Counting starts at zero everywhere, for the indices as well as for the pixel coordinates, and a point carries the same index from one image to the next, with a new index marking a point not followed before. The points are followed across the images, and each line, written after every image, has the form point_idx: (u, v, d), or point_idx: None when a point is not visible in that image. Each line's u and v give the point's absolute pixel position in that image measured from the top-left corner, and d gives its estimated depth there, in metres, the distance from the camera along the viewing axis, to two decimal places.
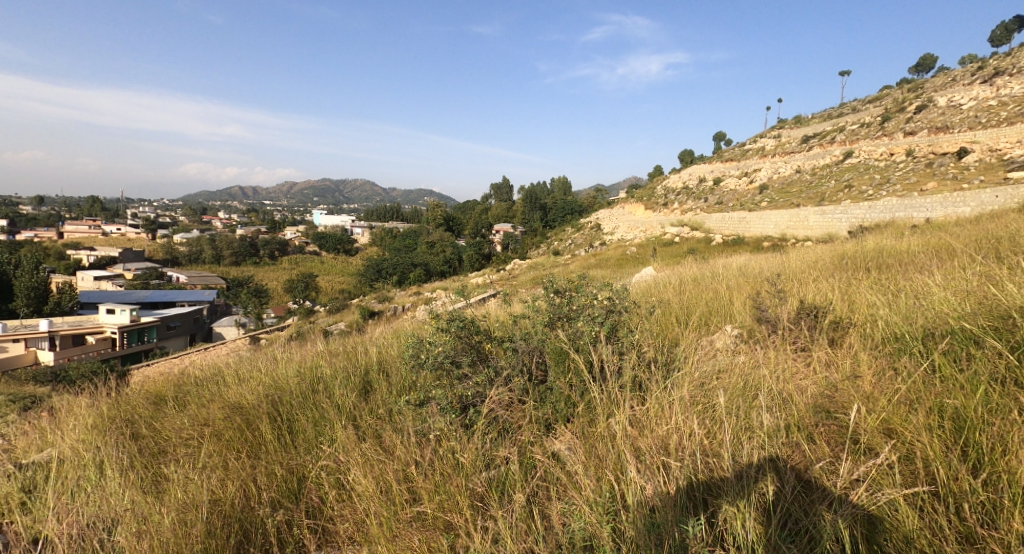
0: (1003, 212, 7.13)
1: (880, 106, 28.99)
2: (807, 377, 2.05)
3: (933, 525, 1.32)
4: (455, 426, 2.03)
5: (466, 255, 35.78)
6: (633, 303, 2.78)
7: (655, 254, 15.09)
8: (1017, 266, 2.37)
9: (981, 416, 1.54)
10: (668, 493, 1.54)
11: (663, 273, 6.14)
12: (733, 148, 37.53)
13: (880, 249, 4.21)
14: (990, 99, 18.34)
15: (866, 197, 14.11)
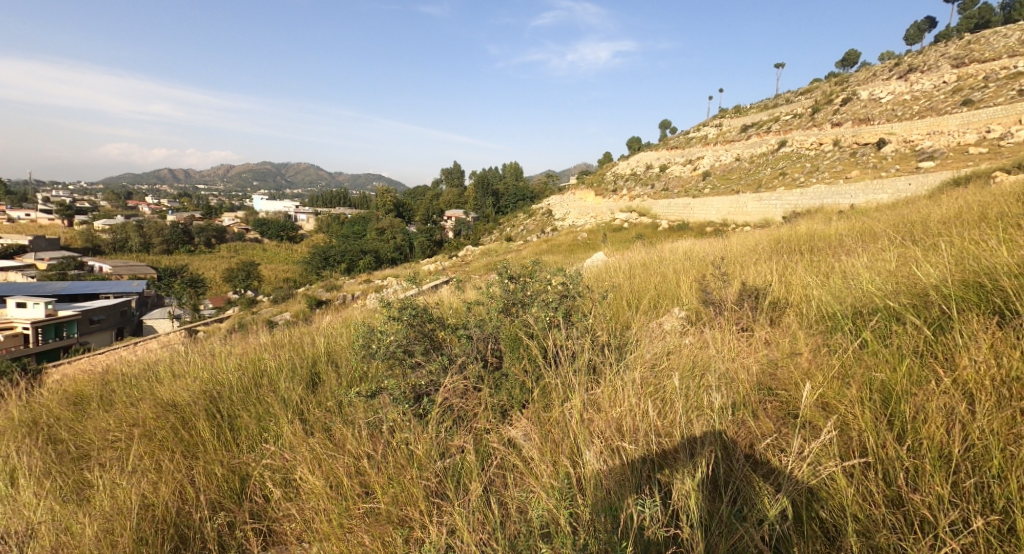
0: (912, 199, 7.89)
1: (810, 97, 31.04)
2: (750, 355, 2.18)
3: (864, 492, 1.43)
4: (408, 416, 2.01)
5: (418, 242, 35.25)
6: (586, 288, 2.83)
7: (605, 240, 15.48)
8: (931, 247, 2.61)
9: (904, 387, 1.69)
10: (623, 475, 1.60)
11: (613, 258, 6.31)
12: (679, 136, 39.03)
13: (812, 233, 4.51)
14: (905, 93, 20.18)
15: (798, 183, 15.12)
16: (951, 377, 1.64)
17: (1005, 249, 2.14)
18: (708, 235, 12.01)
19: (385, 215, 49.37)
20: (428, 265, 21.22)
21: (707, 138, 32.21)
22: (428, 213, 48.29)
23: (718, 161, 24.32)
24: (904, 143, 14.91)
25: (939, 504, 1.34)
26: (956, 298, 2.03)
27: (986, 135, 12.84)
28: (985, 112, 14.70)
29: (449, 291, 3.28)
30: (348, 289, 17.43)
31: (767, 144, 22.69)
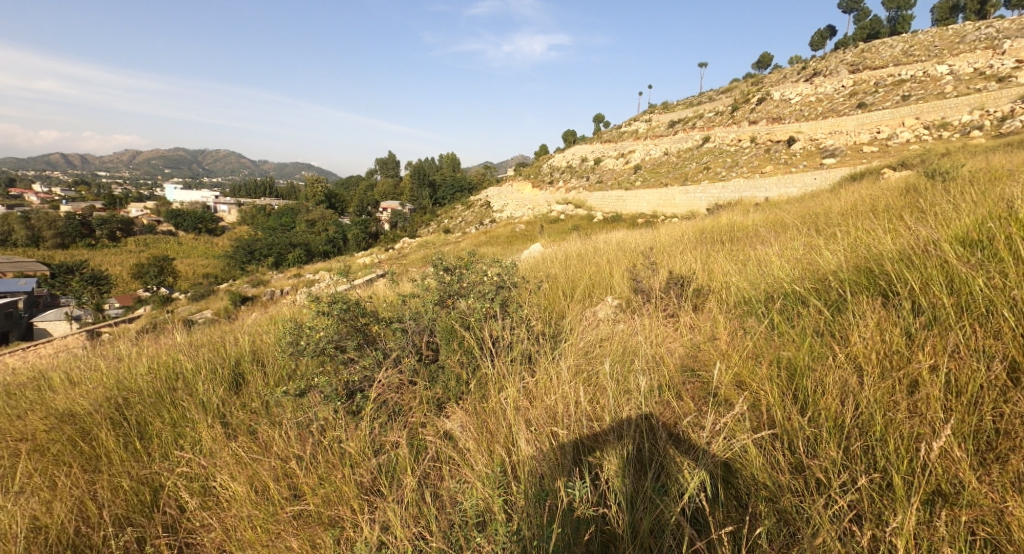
0: (808, 195, 8.73)
1: (729, 96, 33.22)
2: (675, 339, 2.31)
3: (773, 460, 1.57)
4: (340, 413, 1.95)
5: (352, 234, 34.07)
6: (521, 279, 2.86)
7: (542, 231, 15.73)
8: (831, 236, 2.88)
9: (806, 362, 1.86)
10: (556, 461, 1.64)
11: (548, 249, 6.43)
12: (612, 130, 40.42)
13: (730, 224, 4.84)
14: (811, 95, 22.12)
15: (720, 177, 16.15)
16: (845, 352, 1.82)
17: (889, 238, 2.40)
18: (639, 226, 12.54)
19: (317, 206, 47.11)
20: (364, 258, 20.52)
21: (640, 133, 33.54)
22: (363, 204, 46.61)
23: (649, 155, 25.38)
24: (810, 141, 16.35)
25: (834, 467, 1.48)
26: (850, 282, 2.25)
27: (876, 135, 14.38)
28: (876, 115, 16.45)
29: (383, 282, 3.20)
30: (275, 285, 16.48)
31: (693, 139, 23.99)
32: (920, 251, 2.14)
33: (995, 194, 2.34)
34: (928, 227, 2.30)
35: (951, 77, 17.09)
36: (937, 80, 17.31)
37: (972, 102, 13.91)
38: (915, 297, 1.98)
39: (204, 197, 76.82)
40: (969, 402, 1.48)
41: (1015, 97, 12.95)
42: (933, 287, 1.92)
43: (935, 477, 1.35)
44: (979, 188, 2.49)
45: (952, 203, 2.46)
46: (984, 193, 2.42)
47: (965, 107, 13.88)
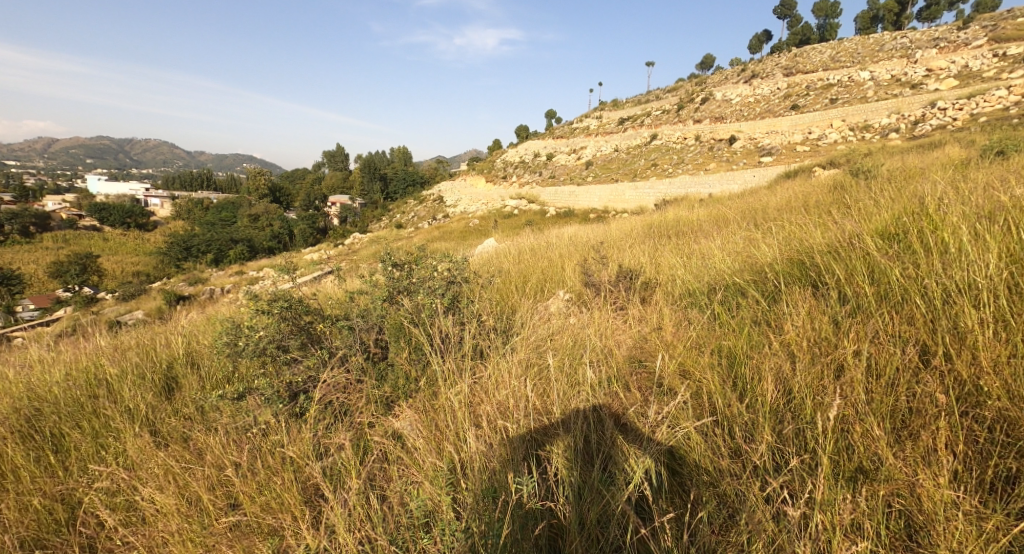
0: (742, 192, 9.25)
1: (675, 95, 34.49)
2: (623, 331, 2.37)
3: (713, 445, 1.63)
4: (282, 417, 1.87)
5: (299, 230, 32.84)
6: (472, 274, 2.84)
7: (496, 226, 15.75)
8: (768, 230, 3.03)
9: (744, 350, 1.95)
10: (505, 456, 1.65)
11: (501, 244, 6.43)
12: (565, 126, 41.01)
13: (677, 219, 5.01)
14: (750, 96, 23.30)
15: (667, 173, 16.73)
16: (779, 340, 1.92)
17: (819, 231, 2.56)
18: (589, 221, 12.81)
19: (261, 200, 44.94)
20: (312, 255, 19.76)
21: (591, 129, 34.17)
22: (310, 197, 44.87)
23: (601, 151, 25.89)
24: (750, 140, 17.22)
25: (768, 450, 1.56)
26: (784, 274, 2.38)
27: (808, 136, 15.37)
28: (808, 116, 17.54)
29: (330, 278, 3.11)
30: (214, 283, 15.62)
31: (642, 137, 24.66)
32: (845, 244, 2.29)
33: (909, 191, 2.54)
34: (852, 222, 2.47)
35: (872, 82, 18.49)
36: (860, 85, 18.67)
37: (890, 106, 15.12)
38: (840, 287, 2.11)
39: (134, 189, 71.47)
40: (886, 383, 1.59)
41: (926, 103, 14.19)
42: (857, 277, 2.05)
43: (856, 455, 1.43)
44: (896, 186, 2.70)
45: (873, 200, 2.64)
46: (900, 190, 2.63)
47: (883, 111, 15.09)
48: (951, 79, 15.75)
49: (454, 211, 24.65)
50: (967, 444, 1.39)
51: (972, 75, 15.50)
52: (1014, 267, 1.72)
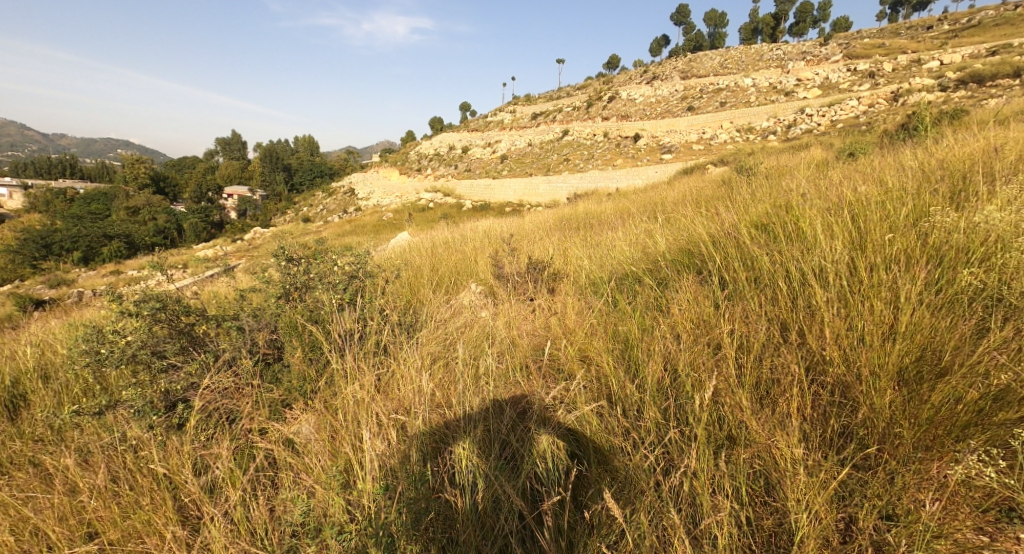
0: (640, 188, 9.86)
1: (585, 92, 36.06)
2: (528, 321, 2.42)
3: (607, 425, 1.71)
4: (155, 429, 1.70)
5: (190, 226, 29.93)
6: (377, 268, 2.76)
7: (410, 220, 15.50)
8: (665, 222, 3.24)
9: (637, 334, 2.07)
10: (403, 451, 1.63)
11: (415, 238, 6.34)
12: (480, 119, 41.31)
13: (584, 213, 5.24)
14: (652, 96, 24.97)
15: (579, 168, 17.43)
16: (667, 323, 2.06)
17: (706, 223, 2.79)
18: (503, 214, 12.92)
19: (146, 189, 40.06)
20: (204, 252, 17.96)
21: (506, 123, 34.71)
22: (203, 187, 40.70)
23: (514, 145, 26.15)
24: (652, 138, 18.35)
25: (655, 426, 1.65)
26: (676, 262, 2.56)
27: (702, 135, 16.80)
28: (702, 117, 19.04)
29: (218, 274, 2.85)
30: (81, 286, 13.66)
31: (554, 132, 25.26)
32: (725, 234, 2.51)
33: (778, 187, 2.85)
34: (733, 215, 2.72)
35: (754, 88, 20.51)
36: (744, 90, 20.62)
37: (767, 111, 16.89)
38: (721, 274, 2.31)
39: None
40: (755, 358, 1.76)
41: (796, 108, 16.08)
42: (733, 263, 2.26)
43: (727, 424, 1.57)
44: (768, 182, 3.02)
45: (750, 195, 2.93)
46: (772, 186, 2.93)
47: (764, 114, 16.89)
48: (814, 88, 17.95)
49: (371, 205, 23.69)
50: (812, 407, 1.57)
51: (831, 85, 17.76)
52: (853, 254, 2.00)
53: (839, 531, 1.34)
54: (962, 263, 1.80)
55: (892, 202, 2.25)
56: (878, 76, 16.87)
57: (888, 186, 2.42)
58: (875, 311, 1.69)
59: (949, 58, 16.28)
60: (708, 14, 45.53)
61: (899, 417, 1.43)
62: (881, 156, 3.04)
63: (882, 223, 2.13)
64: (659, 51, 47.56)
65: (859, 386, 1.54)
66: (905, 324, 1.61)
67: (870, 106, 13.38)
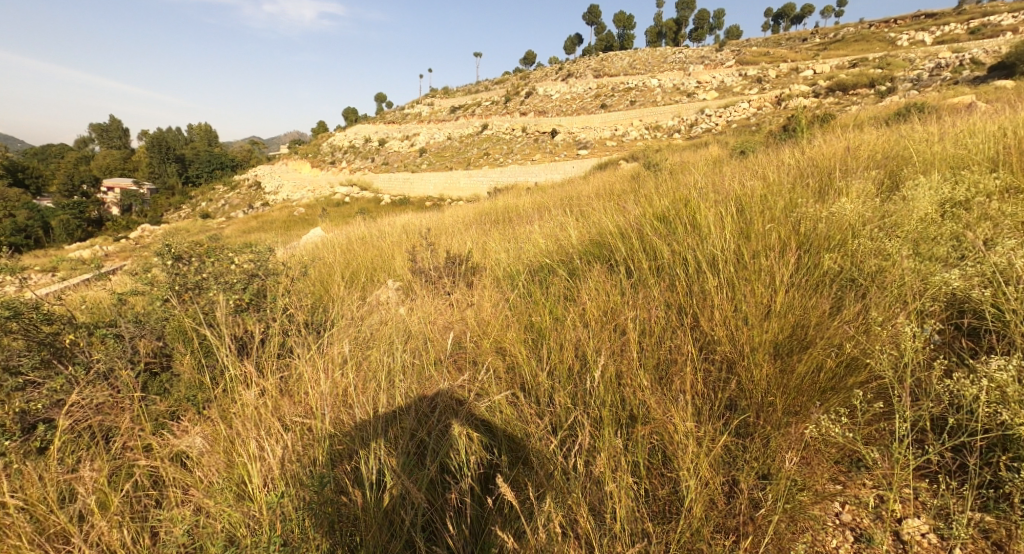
0: (556, 184, 10.15)
1: (503, 87, 36.50)
2: (444, 314, 2.42)
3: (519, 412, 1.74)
4: (8, 455, 1.48)
5: (59, 223, 26.08)
6: (281, 266, 2.61)
7: (324, 216, 14.82)
8: (579, 215, 3.35)
9: (549, 323, 2.13)
10: (307, 455, 1.56)
11: (326, 234, 6.07)
12: (397, 111, 40.33)
13: (499, 208, 5.29)
14: (567, 94, 25.85)
15: (499, 162, 17.58)
16: (576, 311, 2.15)
17: (614, 215, 2.93)
18: (423, 209, 12.66)
19: (1, 181, 34.56)
20: (79, 253, 15.89)
21: (424, 116, 34.21)
22: (76, 179, 35.78)
23: (433, 139, 25.71)
24: (568, 134, 18.95)
25: (564, 410, 1.71)
26: (587, 253, 2.68)
27: (614, 132, 17.66)
28: (614, 114, 19.97)
29: (89, 277, 2.53)
30: None
31: (473, 126, 25.20)
32: (630, 226, 2.67)
33: (678, 183, 3.06)
34: (638, 208, 2.89)
35: (660, 88, 21.89)
36: (652, 90, 21.91)
37: (673, 111, 18.08)
38: (627, 263, 2.45)
39: None
40: (654, 341, 1.89)
41: (696, 109, 17.41)
42: (637, 254, 2.40)
43: (628, 404, 1.67)
44: (670, 178, 3.24)
45: (654, 189, 3.13)
46: (673, 181, 3.15)
47: (669, 113, 18.10)
48: (712, 91, 19.48)
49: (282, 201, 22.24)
50: (702, 383, 1.72)
51: (727, 88, 19.39)
52: (739, 243, 2.21)
53: (724, 493, 1.47)
54: (824, 248, 2.06)
55: (771, 196, 2.52)
56: (764, 82, 18.69)
57: (769, 181, 2.71)
58: (756, 294, 1.88)
59: (820, 68, 18.49)
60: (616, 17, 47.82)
61: (773, 387, 1.60)
62: (764, 155, 3.38)
63: (763, 215, 2.38)
64: (571, 49, 49.02)
65: (741, 361, 1.70)
66: (780, 304, 1.81)
67: (758, 109, 14.80)
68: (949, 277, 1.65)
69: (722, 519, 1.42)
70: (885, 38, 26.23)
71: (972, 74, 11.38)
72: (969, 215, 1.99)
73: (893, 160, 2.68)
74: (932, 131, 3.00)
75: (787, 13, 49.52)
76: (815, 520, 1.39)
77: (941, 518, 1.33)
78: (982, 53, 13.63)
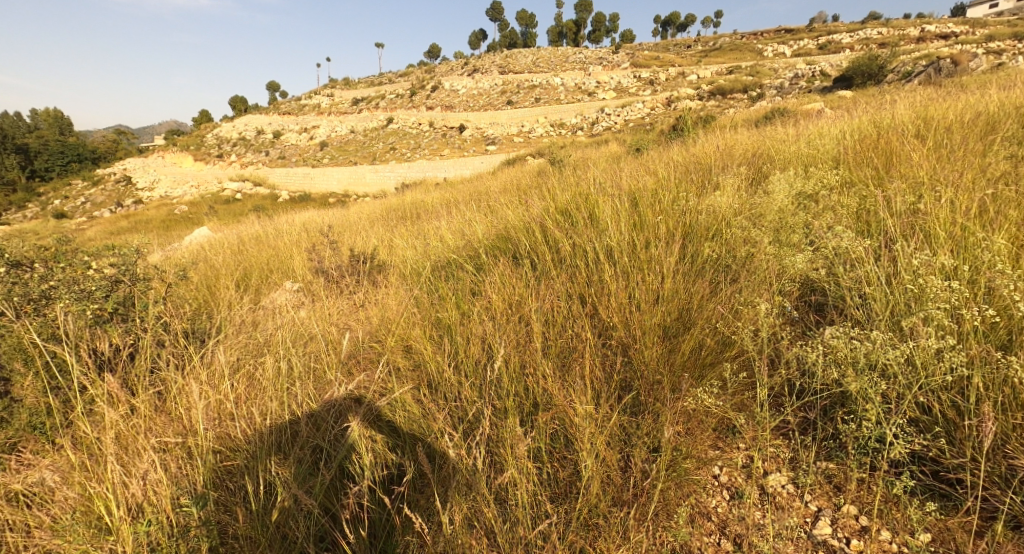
0: (461, 179, 10.11)
1: (409, 79, 35.64)
2: (347, 315, 2.32)
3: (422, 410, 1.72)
4: None
5: None
6: (154, 270, 2.34)
7: (211, 215, 13.49)
8: (487, 210, 3.39)
9: (454, 318, 2.13)
10: (187, 475, 1.44)
11: (208, 235, 5.53)
12: (293, 102, 37.76)
13: (402, 205, 5.18)
14: (474, 89, 25.88)
15: (406, 158, 17.19)
16: (482, 305, 2.17)
17: (519, 211, 3.00)
18: (322, 206, 12.04)
19: None
20: None
21: (325, 107, 32.37)
22: None
23: (337, 132, 24.41)
24: (476, 130, 19.01)
25: (470, 403, 1.71)
26: (495, 248, 2.72)
27: (521, 129, 18.05)
28: (520, 111, 20.36)
29: None
30: None
31: (377, 118, 24.25)
32: (533, 220, 2.75)
33: (579, 178, 3.21)
34: (541, 204, 2.98)
35: (563, 87, 22.69)
36: (555, 88, 22.66)
37: (575, 109, 18.87)
38: (531, 257, 2.53)
39: None
40: (557, 330, 1.96)
41: (596, 107, 18.34)
42: (540, 247, 2.49)
43: (530, 393, 1.72)
44: (571, 174, 3.39)
45: (556, 185, 3.26)
46: (573, 177, 3.29)
47: (572, 111, 18.87)
48: (610, 91, 20.60)
49: (162, 198, 19.89)
50: (600, 367, 1.81)
51: (624, 89, 20.60)
52: (632, 234, 2.37)
53: (620, 467, 1.57)
54: (705, 238, 2.28)
55: (660, 190, 2.73)
56: (656, 84, 20.17)
57: (658, 176, 2.93)
58: (648, 282, 2.03)
59: (703, 73, 20.34)
60: (518, 15, 48.69)
61: (660, 367, 1.73)
62: (655, 152, 3.65)
63: (653, 208, 2.56)
64: (477, 43, 49.10)
65: (633, 345, 1.82)
66: (666, 290, 1.96)
67: (651, 109, 15.92)
68: (800, 261, 1.90)
69: (617, 492, 1.50)
70: (755, 48, 29.43)
71: (821, 84, 13.14)
72: (816, 207, 2.31)
73: (760, 159, 3.02)
74: (788, 133, 3.43)
75: (673, 21, 53.65)
76: (695, 482, 1.53)
77: (795, 470, 1.52)
78: (828, 66, 15.81)
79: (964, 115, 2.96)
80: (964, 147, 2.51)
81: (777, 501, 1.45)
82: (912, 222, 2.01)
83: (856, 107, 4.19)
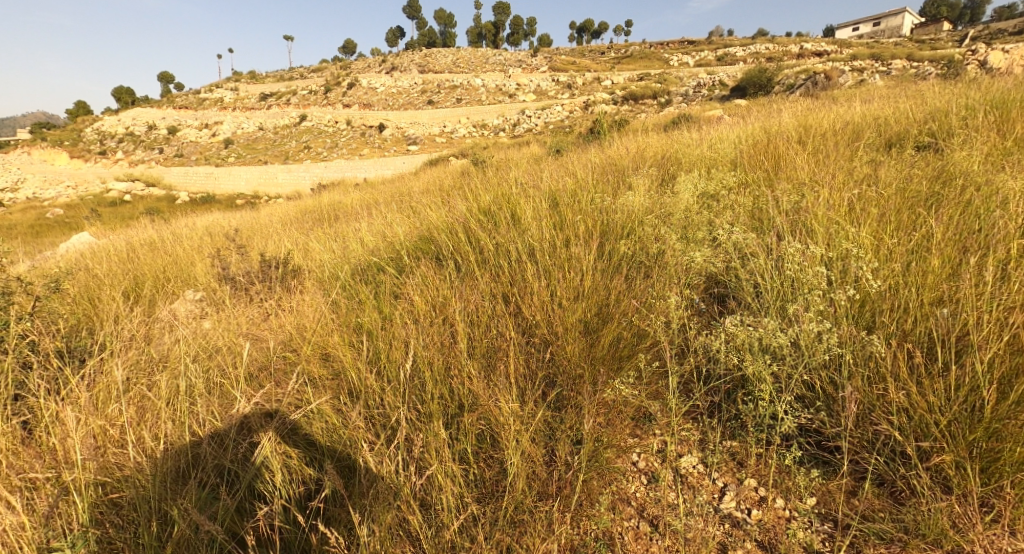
0: (377, 180, 9.83)
1: (323, 75, 33.96)
2: (260, 324, 2.17)
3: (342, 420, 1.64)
4: None
5: None
6: (19, 282, 2.04)
7: (92, 218, 11.95)
8: (408, 211, 3.32)
9: (377, 322, 2.06)
10: (63, 513, 1.28)
11: (81, 243, 4.90)
12: (191, 95, 34.49)
13: (315, 207, 4.94)
14: (394, 87, 25.22)
15: (323, 157, 16.41)
16: (405, 307, 2.12)
17: (442, 212, 2.97)
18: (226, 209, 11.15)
19: None
20: None
21: (229, 102, 29.93)
22: None
23: (243, 128, 22.68)
24: (398, 129, 18.55)
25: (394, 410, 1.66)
26: (418, 249, 2.68)
27: (443, 129, 17.88)
28: (442, 110, 20.15)
29: None
30: None
31: (291, 116, 22.87)
32: (456, 220, 2.74)
33: (501, 179, 3.24)
34: (463, 204, 2.98)
35: (484, 88, 22.82)
36: (477, 89, 22.73)
37: (497, 110, 19.06)
38: (454, 258, 2.52)
39: None
40: (481, 329, 1.97)
41: (518, 109, 18.64)
42: (464, 248, 2.48)
43: (456, 395, 1.70)
44: (493, 174, 3.42)
45: (478, 185, 3.27)
46: (495, 177, 3.32)
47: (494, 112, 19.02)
48: (531, 93, 21.03)
49: (30, 200, 17.34)
50: (525, 364, 1.84)
51: (544, 92, 21.14)
52: (553, 232, 2.44)
53: (545, 461, 1.60)
54: (620, 235, 2.40)
55: (578, 190, 2.84)
56: (574, 88, 20.89)
57: (577, 177, 3.04)
58: (569, 280, 2.09)
59: (616, 80, 21.39)
60: (436, 14, 48.12)
61: (582, 361, 1.79)
62: (573, 154, 3.80)
63: (572, 208, 2.65)
64: (394, 40, 47.81)
65: (555, 341, 1.87)
66: (586, 287, 2.04)
67: (570, 112, 16.46)
68: (704, 256, 2.05)
69: (543, 487, 1.53)
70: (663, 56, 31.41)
71: (719, 92, 14.32)
72: (718, 205, 2.52)
73: (669, 161, 3.23)
74: (693, 137, 3.70)
75: (588, 27, 55.79)
76: (616, 470, 1.61)
77: (704, 450, 1.65)
78: (724, 77, 17.28)
79: (835, 125, 3.37)
80: (836, 152, 2.85)
81: (689, 480, 1.56)
82: (796, 219, 2.25)
83: (749, 114, 4.59)
